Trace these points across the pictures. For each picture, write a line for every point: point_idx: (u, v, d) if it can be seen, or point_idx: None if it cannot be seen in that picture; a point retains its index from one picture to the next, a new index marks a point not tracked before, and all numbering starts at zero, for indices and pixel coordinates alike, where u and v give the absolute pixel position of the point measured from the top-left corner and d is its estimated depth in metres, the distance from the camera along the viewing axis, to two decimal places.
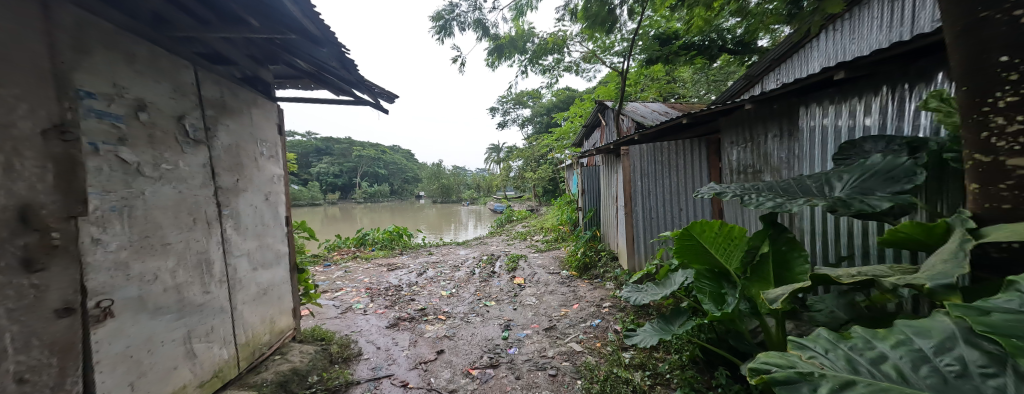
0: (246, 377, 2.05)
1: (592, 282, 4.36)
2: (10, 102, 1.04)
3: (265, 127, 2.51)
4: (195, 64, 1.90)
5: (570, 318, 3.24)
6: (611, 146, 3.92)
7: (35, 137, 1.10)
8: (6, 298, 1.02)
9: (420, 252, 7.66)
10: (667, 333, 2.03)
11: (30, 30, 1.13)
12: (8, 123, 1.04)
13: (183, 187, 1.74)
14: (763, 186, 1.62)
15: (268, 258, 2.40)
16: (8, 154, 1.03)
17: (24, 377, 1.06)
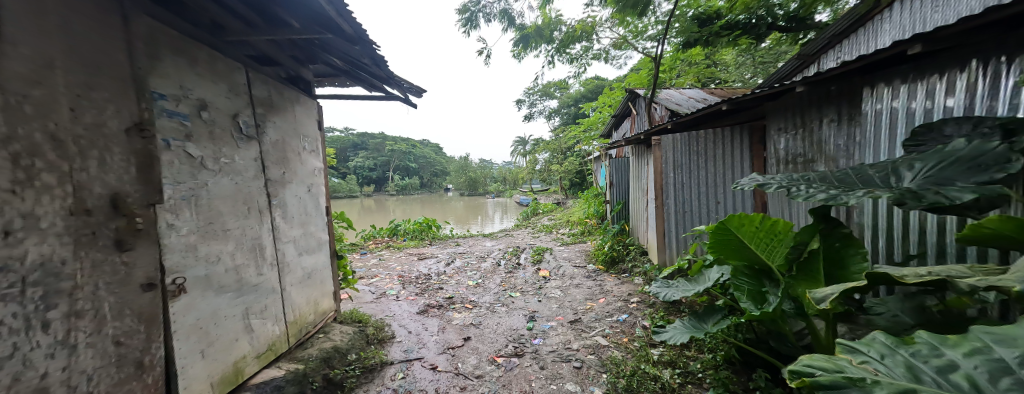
0: (295, 352, 2.25)
1: (619, 276, 4.29)
2: (100, 105, 1.21)
3: (307, 123, 2.69)
4: (246, 66, 2.08)
5: (596, 312, 3.22)
6: (641, 136, 3.79)
7: (120, 134, 1.27)
8: (104, 273, 1.20)
9: (448, 243, 7.89)
10: (699, 331, 1.96)
11: (114, 40, 1.29)
12: (100, 123, 1.20)
13: (238, 179, 1.92)
14: (814, 177, 1.51)
15: (312, 245, 2.60)
16: (101, 150, 1.20)
17: (122, 339, 1.26)
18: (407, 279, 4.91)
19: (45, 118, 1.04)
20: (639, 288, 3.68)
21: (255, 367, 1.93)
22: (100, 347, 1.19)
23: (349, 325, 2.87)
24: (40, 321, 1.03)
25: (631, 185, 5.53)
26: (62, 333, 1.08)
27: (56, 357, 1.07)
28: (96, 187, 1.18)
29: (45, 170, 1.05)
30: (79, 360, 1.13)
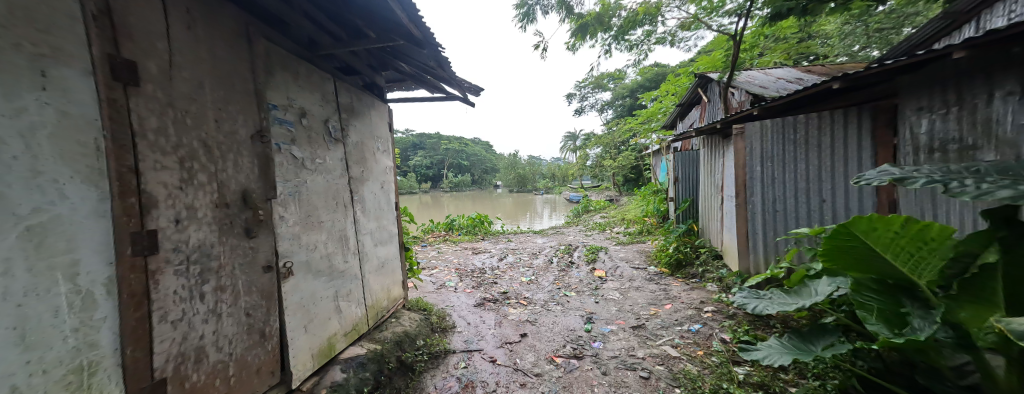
0: (373, 333, 2.49)
1: (688, 281, 3.97)
2: (234, 117, 1.47)
3: (380, 125, 2.93)
4: (335, 77, 2.35)
5: (662, 319, 3.02)
6: (717, 126, 3.43)
7: (247, 141, 1.53)
8: (237, 255, 1.46)
9: (500, 239, 8.06)
10: (806, 354, 1.72)
11: (242, 62, 1.55)
12: (233, 131, 1.46)
13: (329, 177, 2.17)
14: (986, 171, 1.23)
15: (385, 237, 2.84)
16: (234, 155, 1.46)
17: (249, 312, 1.52)
18: (464, 272, 5.12)
19: (199, 129, 1.30)
20: (711, 296, 3.37)
21: (344, 344, 2.18)
22: (236, 316, 1.45)
23: (416, 313, 3.09)
24: (197, 293, 1.29)
25: (701, 181, 5.05)
26: (212, 303, 1.35)
27: (209, 322, 1.34)
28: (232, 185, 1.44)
29: (198, 170, 1.30)
30: (222, 325, 1.39)
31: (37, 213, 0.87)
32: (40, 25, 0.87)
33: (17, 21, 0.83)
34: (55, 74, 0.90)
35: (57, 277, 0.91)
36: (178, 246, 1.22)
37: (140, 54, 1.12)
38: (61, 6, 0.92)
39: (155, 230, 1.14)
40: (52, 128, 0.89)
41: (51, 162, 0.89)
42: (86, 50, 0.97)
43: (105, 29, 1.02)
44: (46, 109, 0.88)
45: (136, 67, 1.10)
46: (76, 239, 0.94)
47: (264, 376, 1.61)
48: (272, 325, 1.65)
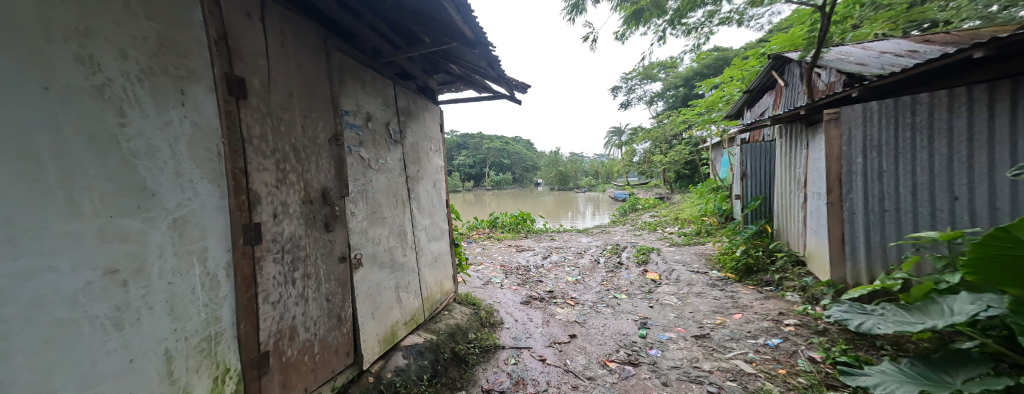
0: (430, 324, 2.64)
1: (761, 289, 3.60)
2: (313, 123, 1.67)
3: (432, 126, 3.07)
4: (395, 82, 2.51)
5: (730, 330, 2.78)
6: (801, 112, 3.09)
7: (324, 145, 1.73)
8: (318, 247, 1.66)
9: (543, 237, 8.04)
10: (942, 386, 1.47)
11: (319, 73, 1.73)
12: (315, 136, 1.67)
13: (390, 177, 2.34)
14: None
15: (438, 233, 2.99)
16: (314, 157, 1.66)
17: (329, 297, 1.72)
18: (511, 269, 5.19)
19: (288, 135, 1.51)
20: (793, 306, 3.04)
21: (405, 332, 2.34)
22: (318, 300, 1.65)
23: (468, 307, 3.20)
24: (288, 278, 1.50)
25: (777, 178, 4.47)
26: (299, 288, 1.55)
27: (297, 304, 1.54)
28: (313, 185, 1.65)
29: (289, 172, 1.52)
30: (308, 308, 1.60)
31: (180, 208, 1.09)
32: (177, 53, 1.09)
33: (163, 51, 1.05)
34: (189, 93, 1.12)
35: (193, 260, 1.13)
36: (275, 237, 1.43)
37: (247, 71, 1.34)
38: (190, 39, 1.13)
39: (259, 223, 1.36)
40: (187, 137, 1.11)
41: (189, 166, 1.11)
42: (210, 71, 1.19)
43: (223, 52, 1.24)
44: (183, 121, 1.10)
45: (243, 82, 1.32)
46: (204, 230, 1.16)
47: (342, 356, 1.81)
48: (345, 310, 1.84)
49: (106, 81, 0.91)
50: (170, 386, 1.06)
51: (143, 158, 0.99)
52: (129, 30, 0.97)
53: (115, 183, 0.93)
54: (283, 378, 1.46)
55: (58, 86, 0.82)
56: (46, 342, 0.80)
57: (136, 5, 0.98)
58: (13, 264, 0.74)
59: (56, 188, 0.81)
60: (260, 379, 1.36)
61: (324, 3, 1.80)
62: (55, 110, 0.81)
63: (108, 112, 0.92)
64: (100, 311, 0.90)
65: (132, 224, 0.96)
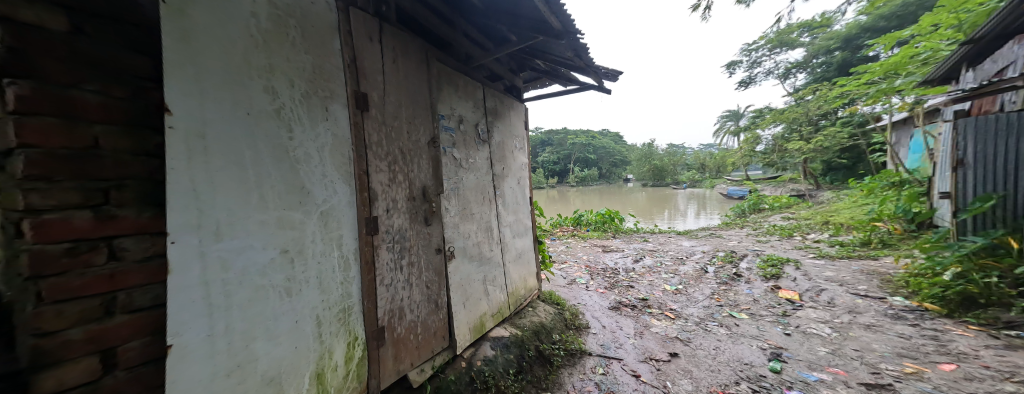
0: (515, 318, 2.64)
1: (993, 331, 2.43)
2: (419, 127, 1.81)
3: (518, 124, 3.05)
4: (484, 85, 2.55)
5: (931, 383, 1.98)
6: None
7: (426, 148, 1.86)
8: (420, 240, 1.79)
9: (633, 238, 7.38)
10: None
11: (422, 82, 1.87)
12: (418, 139, 1.80)
13: (479, 175, 2.38)
14: None
15: (522, 229, 2.95)
16: (419, 158, 1.81)
17: (428, 284, 1.83)
18: (599, 270, 4.88)
19: (400, 139, 1.67)
20: None
21: (493, 323, 2.38)
22: (420, 289, 1.77)
23: (554, 307, 3.09)
24: (398, 265, 1.65)
25: None
26: (407, 277, 1.70)
27: (405, 290, 1.68)
28: (417, 183, 1.78)
29: (398, 172, 1.66)
30: (413, 293, 1.73)
31: (326, 202, 1.32)
32: (323, 78, 1.32)
33: (315, 78, 1.29)
34: (331, 109, 1.34)
35: (334, 245, 1.35)
36: (388, 229, 1.60)
37: (369, 87, 1.53)
38: (330, 66, 1.36)
39: (376, 216, 1.53)
40: (330, 145, 1.34)
41: (331, 169, 1.34)
42: (342, 89, 1.40)
43: (352, 72, 1.45)
44: (328, 133, 1.33)
45: (365, 97, 1.50)
46: (341, 221, 1.37)
47: (439, 339, 1.90)
48: (442, 298, 1.94)
49: (281, 105, 1.17)
50: (319, 343, 1.30)
51: (303, 163, 1.24)
52: (296, 64, 1.22)
53: (285, 183, 1.18)
54: (394, 351, 1.61)
55: (256, 112, 1.09)
56: (249, 301, 1.08)
57: (299, 44, 1.24)
58: (232, 242, 1.03)
59: (253, 188, 1.08)
60: (378, 349, 1.53)
61: (426, 19, 1.92)
62: (253, 130, 1.08)
63: (281, 129, 1.17)
64: (277, 280, 1.16)
65: (295, 215, 1.21)
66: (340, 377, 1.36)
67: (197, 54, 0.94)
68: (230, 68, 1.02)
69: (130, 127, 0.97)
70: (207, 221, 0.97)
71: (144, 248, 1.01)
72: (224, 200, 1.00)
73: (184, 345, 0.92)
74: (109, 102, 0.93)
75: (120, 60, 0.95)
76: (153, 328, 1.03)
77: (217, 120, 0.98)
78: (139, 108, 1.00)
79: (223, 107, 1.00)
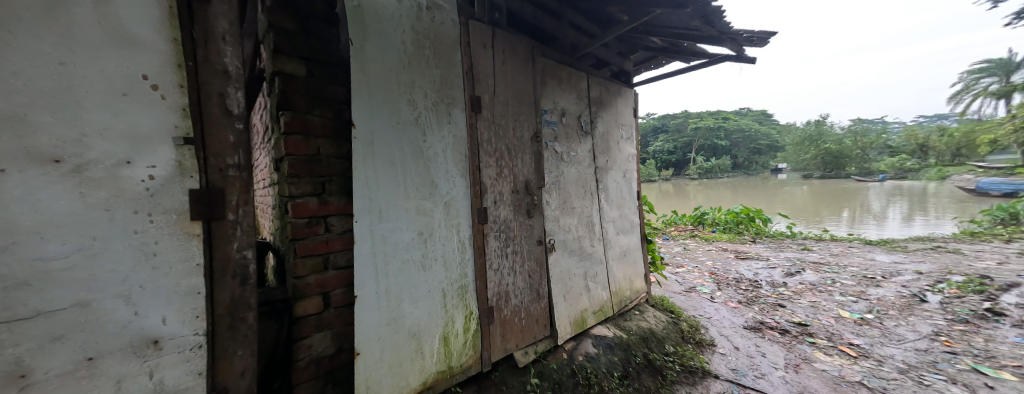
0: (619, 320, 2.51)
1: None
2: (524, 123, 1.89)
3: (626, 112, 2.85)
4: (588, 74, 2.46)
5: None
6: None
7: (530, 143, 1.92)
8: (524, 231, 1.88)
9: (785, 244, 5.95)
10: None
11: (528, 79, 1.93)
12: (522, 135, 1.88)
13: (580, 168, 2.33)
14: None
15: (627, 226, 2.77)
16: (524, 153, 1.89)
17: (530, 273, 1.91)
18: (728, 281, 4.16)
19: (507, 136, 1.78)
20: None
21: (594, 320, 2.32)
22: (523, 277, 1.87)
23: (667, 317, 2.80)
24: (503, 252, 1.77)
25: None
26: (512, 264, 1.81)
27: (509, 276, 1.80)
28: (521, 176, 1.87)
29: (504, 166, 1.78)
30: (517, 280, 1.84)
31: (449, 194, 1.52)
32: (448, 87, 1.52)
33: (443, 88, 1.49)
34: (452, 113, 1.53)
35: (455, 232, 1.55)
36: (496, 219, 1.74)
37: (482, 91, 1.67)
38: (454, 76, 1.54)
39: (485, 207, 1.67)
40: (452, 145, 1.53)
41: (453, 165, 1.53)
42: (461, 95, 1.57)
43: (470, 78, 1.60)
44: (451, 135, 1.52)
45: (479, 100, 1.65)
46: (459, 211, 1.56)
47: (541, 327, 1.97)
48: (542, 288, 2.00)
49: (418, 113, 1.40)
50: (445, 312, 1.51)
51: (433, 161, 1.45)
52: (428, 78, 1.44)
53: (420, 178, 1.41)
54: (502, 329, 1.75)
55: (401, 121, 1.34)
56: (397, 272, 1.34)
57: (430, 60, 1.45)
58: (388, 223, 1.31)
59: (399, 182, 1.34)
60: (489, 325, 1.68)
61: (533, 16, 1.97)
62: (399, 135, 1.34)
63: (418, 133, 1.40)
64: (415, 256, 1.40)
65: (427, 204, 1.43)
66: (460, 343, 1.57)
67: (368, 79, 1.24)
68: (384, 88, 1.29)
69: (338, 139, 1.29)
70: (371, 208, 1.25)
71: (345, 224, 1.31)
72: (382, 190, 1.28)
73: (362, 296, 1.23)
74: (326, 122, 1.26)
75: (329, 91, 1.28)
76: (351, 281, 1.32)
77: (376, 129, 1.26)
78: (342, 124, 1.30)
79: (380, 118, 1.28)
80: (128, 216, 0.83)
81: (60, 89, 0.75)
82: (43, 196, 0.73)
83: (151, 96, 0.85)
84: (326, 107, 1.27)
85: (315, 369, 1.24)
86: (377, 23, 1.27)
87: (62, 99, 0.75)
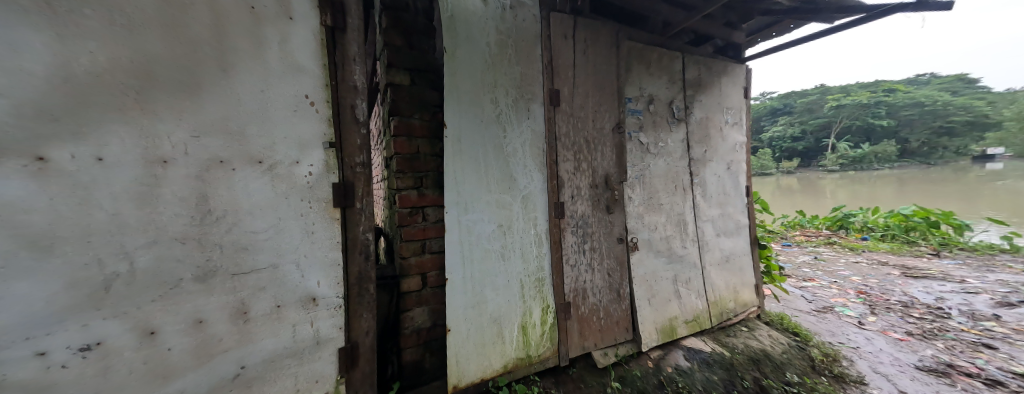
0: (718, 334, 2.22)
1: None
2: (605, 114, 1.81)
3: (733, 93, 2.45)
4: (683, 53, 2.20)
5: None
6: None
7: (611, 134, 1.84)
8: (603, 226, 1.82)
9: (990, 263, 4.29)
10: None
11: (611, 66, 1.84)
12: (602, 126, 1.81)
13: (670, 160, 2.13)
14: None
15: (731, 228, 2.41)
16: (604, 145, 1.82)
17: (609, 272, 1.84)
18: (886, 304, 3.16)
19: (585, 128, 1.74)
20: None
21: (686, 330, 2.11)
22: (602, 274, 1.82)
23: (787, 344, 2.24)
24: (581, 248, 1.75)
25: None
26: (589, 260, 1.78)
27: (587, 272, 1.77)
28: (601, 170, 1.81)
29: (582, 160, 1.74)
30: (595, 278, 1.79)
31: (526, 188, 1.57)
32: (528, 83, 1.56)
33: (523, 84, 1.55)
34: (531, 109, 1.57)
35: (532, 225, 1.59)
36: (573, 214, 1.72)
37: (561, 84, 1.67)
38: (533, 72, 1.58)
39: (562, 202, 1.67)
40: (530, 140, 1.57)
41: (531, 160, 1.58)
42: (540, 90, 1.60)
43: (549, 72, 1.62)
44: (529, 130, 1.57)
45: (558, 93, 1.65)
46: (536, 204, 1.60)
47: (622, 329, 1.89)
48: (624, 289, 1.90)
49: (499, 111, 1.48)
50: (524, 302, 1.57)
51: (512, 156, 1.52)
52: (510, 76, 1.51)
53: (500, 172, 1.49)
54: (579, 326, 1.74)
55: (484, 119, 1.44)
56: (480, 259, 1.45)
57: (512, 58, 1.51)
58: (473, 214, 1.43)
59: (482, 176, 1.44)
60: (566, 320, 1.69)
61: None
62: (483, 132, 1.44)
63: (499, 130, 1.49)
64: (496, 246, 1.50)
65: (506, 198, 1.51)
66: (538, 334, 1.61)
67: (457, 82, 1.37)
68: (470, 89, 1.40)
69: (433, 138, 1.46)
70: (459, 200, 1.39)
71: (438, 214, 1.48)
72: (467, 184, 1.41)
73: (451, 279, 1.38)
74: (424, 124, 1.44)
75: (426, 96, 1.46)
76: (442, 264, 1.49)
77: (463, 128, 1.39)
78: (437, 125, 1.47)
79: (466, 117, 1.40)
80: (297, 203, 1.11)
81: (260, 110, 1.04)
82: (252, 187, 1.04)
83: (309, 111, 1.12)
84: (424, 111, 1.45)
85: (416, 338, 1.44)
86: (466, 29, 1.39)
87: (261, 117, 1.04)
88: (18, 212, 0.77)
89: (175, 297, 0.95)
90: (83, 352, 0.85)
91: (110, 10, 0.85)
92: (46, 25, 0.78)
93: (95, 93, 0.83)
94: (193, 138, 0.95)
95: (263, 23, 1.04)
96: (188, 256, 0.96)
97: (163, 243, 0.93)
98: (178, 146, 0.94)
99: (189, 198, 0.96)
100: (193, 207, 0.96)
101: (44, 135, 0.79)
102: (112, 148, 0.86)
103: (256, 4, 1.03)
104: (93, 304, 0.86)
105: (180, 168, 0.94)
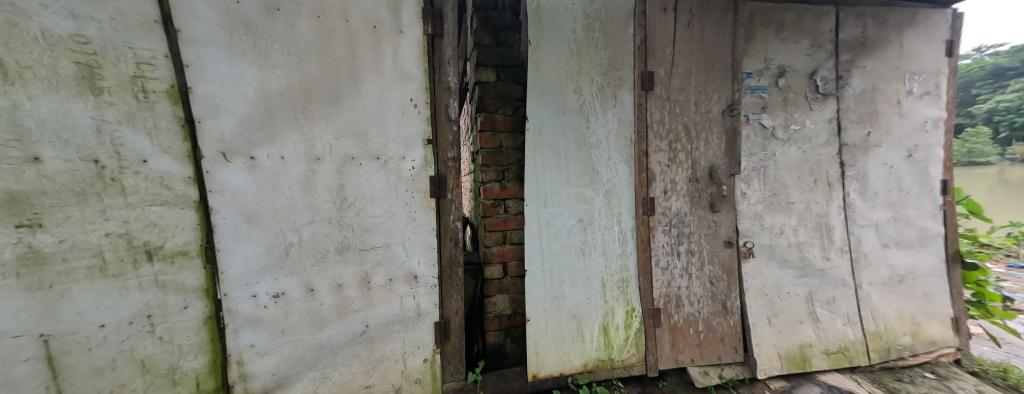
0: (879, 374, 1.69)
1: None
2: (711, 95, 1.55)
3: (926, 52, 1.75)
4: (837, 5, 1.69)
5: None
6: None
7: (719, 118, 1.57)
8: (704, 226, 1.58)
9: None
10: None
11: (723, 37, 1.56)
12: (707, 110, 1.55)
13: (807, 147, 1.69)
14: None
15: (909, 237, 1.78)
16: (709, 132, 1.56)
17: (712, 280, 1.60)
18: None
19: (684, 113, 1.53)
20: None
21: (825, 363, 1.67)
22: (702, 281, 1.59)
23: None
24: (674, 250, 1.56)
25: None
26: (685, 263, 1.57)
27: (683, 278, 1.57)
28: (703, 162, 1.56)
29: (680, 150, 1.54)
30: (693, 284, 1.58)
31: (610, 182, 1.48)
32: (616, 68, 1.45)
33: (610, 69, 1.45)
34: (619, 96, 1.47)
35: (615, 221, 1.49)
36: (665, 211, 1.54)
37: (656, 65, 1.49)
38: (623, 55, 1.46)
39: (652, 198, 1.52)
40: (616, 129, 1.47)
41: (616, 152, 1.47)
42: (630, 74, 1.47)
43: (642, 53, 1.47)
44: (616, 119, 1.47)
45: (652, 76, 1.49)
46: (620, 199, 1.49)
47: (728, 348, 1.62)
48: (733, 302, 1.62)
49: (583, 101, 1.42)
50: (605, 302, 1.50)
51: (595, 148, 1.45)
52: (596, 62, 1.43)
53: (582, 165, 1.44)
54: (672, 337, 1.56)
55: (567, 110, 1.40)
56: (559, 253, 1.44)
57: (600, 43, 1.43)
58: (552, 207, 1.42)
59: (562, 169, 1.42)
60: (654, 328, 1.54)
61: None
62: (565, 124, 1.41)
63: (581, 120, 1.43)
64: (577, 241, 1.45)
65: (588, 192, 1.45)
66: (622, 338, 1.52)
67: (540, 74, 1.37)
68: (554, 80, 1.38)
69: (516, 132, 1.50)
70: (538, 193, 1.40)
71: (519, 206, 1.52)
72: (548, 177, 1.40)
73: (530, 271, 1.40)
74: (508, 119, 1.49)
75: (510, 91, 1.50)
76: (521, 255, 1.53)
77: (545, 121, 1.38)
78: (518, 119, 1.50)
79: (548, 110, 1.38)
80: (403, 193, 1.29)
81: (378, 114, 1.24)
82: (373, 179, 1.25)
83: (414, 112, 1.29)
84: (507, 106, 1.49)
85: (498, 323, 1.53)
86: (551, 18, 1.36)
87: (379, 120, 1.25)
88: (243, 194, 1.11)
89: (325, 264, 1.23)
90: (275, 298, 1.18)
91: (286, 44, 1.13)
92: (253, 61, 1.09)
93: (278, 109, 1.13)
94: (335, 139, 1.20)
95: (382, 39, 1.23)
96: (331, 233, 1.23)
97: (317, 222, 1.21)
98: (325, 147, 1.19)
99: (332, 188, 1.21)
100: (335, 195, 1.22)
101: (255, 141, 1.11)
102: (288, 149, 1.15)
103: (377, 24, 1.22)
104: (279, 264, 1.18)
105: (327, 165, 1.20)
